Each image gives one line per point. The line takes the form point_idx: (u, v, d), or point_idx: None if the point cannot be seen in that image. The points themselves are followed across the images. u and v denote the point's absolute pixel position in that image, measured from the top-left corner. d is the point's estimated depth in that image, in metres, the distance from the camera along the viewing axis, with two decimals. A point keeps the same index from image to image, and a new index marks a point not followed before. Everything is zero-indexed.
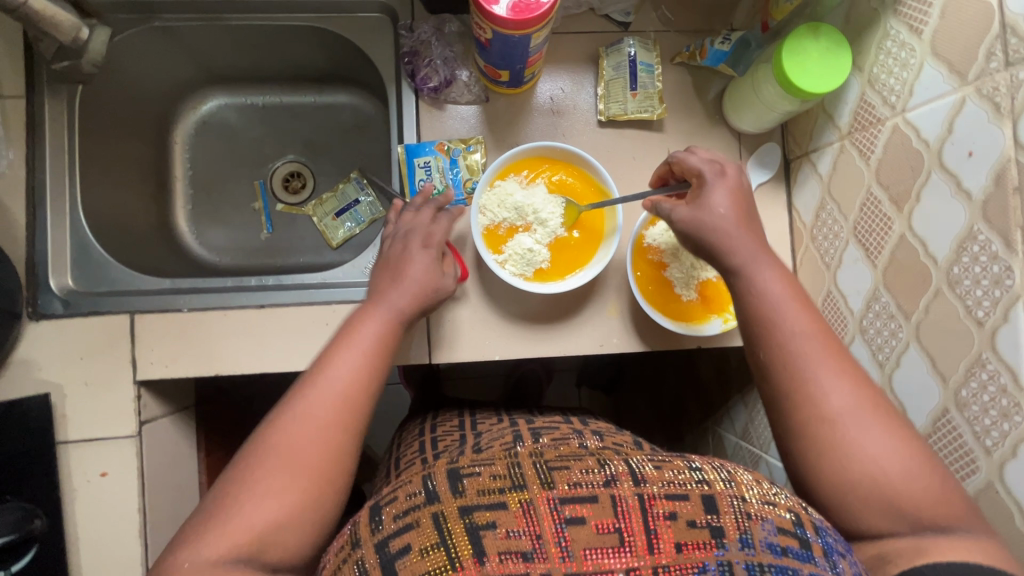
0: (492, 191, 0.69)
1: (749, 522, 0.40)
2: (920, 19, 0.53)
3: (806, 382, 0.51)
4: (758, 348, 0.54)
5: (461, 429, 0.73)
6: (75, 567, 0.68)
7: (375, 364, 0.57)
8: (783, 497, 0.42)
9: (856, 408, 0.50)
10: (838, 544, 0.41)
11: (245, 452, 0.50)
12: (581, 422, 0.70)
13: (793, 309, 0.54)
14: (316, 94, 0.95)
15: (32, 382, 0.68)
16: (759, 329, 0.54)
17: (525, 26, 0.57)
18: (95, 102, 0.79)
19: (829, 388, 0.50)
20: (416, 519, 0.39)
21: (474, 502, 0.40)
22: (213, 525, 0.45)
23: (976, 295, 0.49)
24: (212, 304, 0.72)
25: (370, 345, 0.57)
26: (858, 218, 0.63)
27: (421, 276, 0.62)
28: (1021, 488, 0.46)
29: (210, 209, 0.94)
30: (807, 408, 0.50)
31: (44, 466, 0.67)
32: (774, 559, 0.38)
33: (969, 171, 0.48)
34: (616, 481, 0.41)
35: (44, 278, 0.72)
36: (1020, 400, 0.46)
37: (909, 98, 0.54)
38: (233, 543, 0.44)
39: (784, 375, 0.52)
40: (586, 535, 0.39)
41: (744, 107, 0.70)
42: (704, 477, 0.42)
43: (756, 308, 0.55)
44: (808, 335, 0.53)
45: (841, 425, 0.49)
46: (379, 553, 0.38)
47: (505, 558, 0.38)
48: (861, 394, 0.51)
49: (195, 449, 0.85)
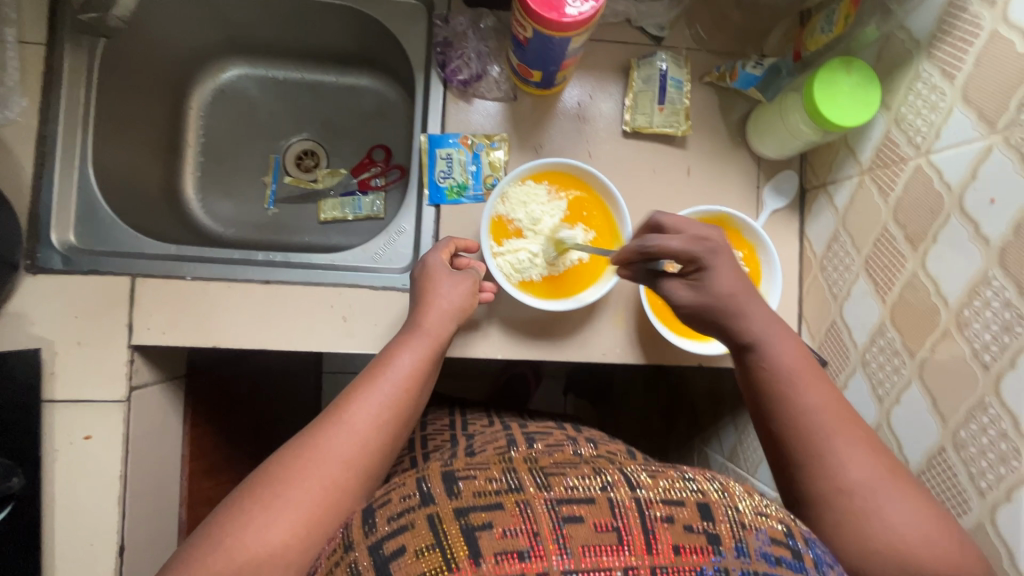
0: (521, 185, 0.69)
1: (743, 531, 0.39)
2: (954, 64, 0.54)
3: (824, 453, 0.49)
4: (772, 416, 0.53)
5: (451, 427, 0.75)
6: (50, 530, 0.66)
7: (409, 395, 0.55)
8: (773, 508, 0.41)
9: (878, 479, 0.48)
10: (827, 555, 0.41)
11: (264, 466, 0.48)
12: (574, 430, 0.70)
13: (810, 381, 0.53)
14: (339, 74, 0.94)
15: (23, 336, 0.66)
16: (769, 399, 0.53)
17: (566, 28, 0.57)
18: (114, 58, 0.78)
19: (847, 459, 0.49)
20: (411, 521, 0.39)
21: (469, 503, 0.39)
22: (212, 544, 0.42)
23: (984, 339, 0.50)
24: (218, 275, 0.71)
25: (407, 375, 0.56)
26: (871, 252, 0.63)
27: (454, 297, 0.63)
28: (1012, 532, 0.47)
29: (220, 179, 0.93)
30: (823, 480, 0.49)
31: (27, 424, 0.65)
32: (768, 568, 0.37)
33: (989, 218, 0.50)
34: (612, 486, 0.40)
35: (46, 232, 0.70)
36: (1020, 445, 0.46)
37: (935, 140, 0.55)
38: (230, 563, 0.41)
39: (797, 447, 0.51)
40: (584, 534, 0.37)
41: (768, 133, 0.71)
42: (698, 487, 0.42)
43: (770, 378, 0.54)
44: (823, 408, 0.51)
45: (860, 498, 0.47)
46: (373, 556, 0.38)
47: (503, 558, 0.36)
48: (883, 464, 0.49)
49: (182, 421, 0.83)
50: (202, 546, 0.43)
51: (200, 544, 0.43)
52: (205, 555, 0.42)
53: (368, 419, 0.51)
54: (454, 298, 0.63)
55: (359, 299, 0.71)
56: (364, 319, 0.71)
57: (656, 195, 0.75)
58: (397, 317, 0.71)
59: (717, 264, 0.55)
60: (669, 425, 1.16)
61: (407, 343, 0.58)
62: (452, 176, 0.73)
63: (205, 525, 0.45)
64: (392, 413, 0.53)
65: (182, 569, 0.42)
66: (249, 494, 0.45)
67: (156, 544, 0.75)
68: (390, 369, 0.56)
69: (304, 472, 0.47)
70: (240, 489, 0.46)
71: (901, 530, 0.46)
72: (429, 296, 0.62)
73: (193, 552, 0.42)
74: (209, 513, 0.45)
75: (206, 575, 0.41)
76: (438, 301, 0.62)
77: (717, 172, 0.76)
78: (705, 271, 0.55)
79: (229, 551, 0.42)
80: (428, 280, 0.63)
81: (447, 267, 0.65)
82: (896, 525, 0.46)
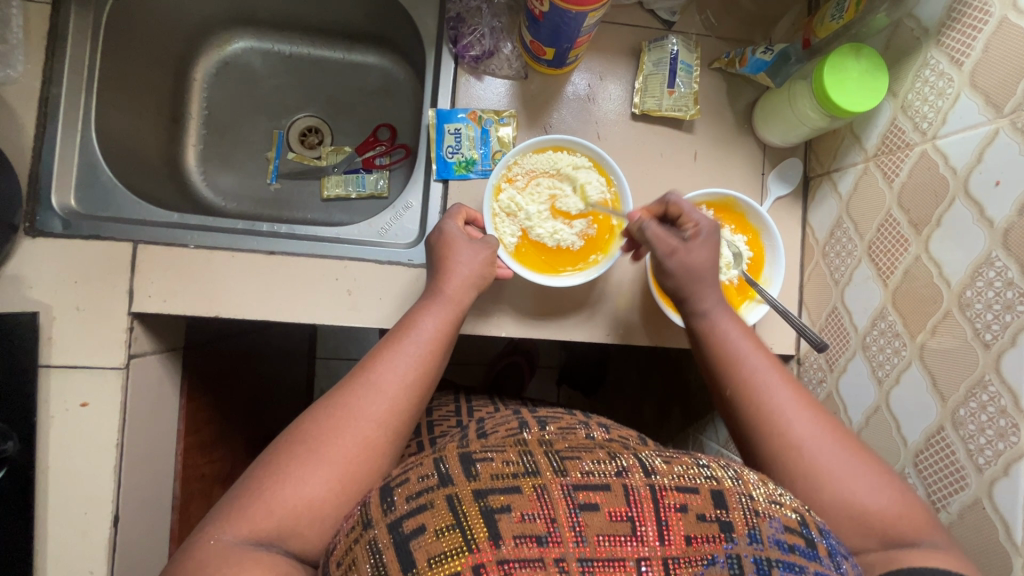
0: (538, 155, 0.70)
1: (757, 518, 0.39)
2: (962, 51, 0.55)
3: (771, 411, 0.54)
4: (725, 387, 0.58)
5: (457, 413, 0.74)
6: (43, 497, 0.65)
7: (429, 361, 0.57)
8: (788, 498, 0.42)
9: (822, 437, 0.52)
10: (841, 547, 0.41)
11: (298, 423, 0.50)
12: (583, 414, 0.69)
13: (753, 351, 0.59)
14: (346, 51, 0.94)
15: (20, 298, 0.65)
16: (723, 369, 0.59)
17: (582, 3, 0.57)
18: (119, 22, 0.76)
19: (793, 418, 0.54)
20: (430, 501, 0.38)
21: (487, 486, 0.39)
22: (250, 500, 0.45)
23: (986, 318, 0.51)
24: (221, 244, 0.70)
25: (428, 341, 0.58)
26: (874, 237, 0.64)
27: (479, 268, 0.63)
28: (1009, 506, 0.48)
29: (223, 153, 0.91)
30: (776, 439, 0.53)
31: (23, 388, 0.64)
32: (781, 555, 0.37)
33: (994, 200, 0.51)
34: (627, 472, 0.40)
35: (46, 194, 0.69)
36: (1018, 421, 0.48)
37: (942, 126, 0.56)
38: (267, 520, 0.44)
39: (747, 405, 0.56)
40: (599, 523, 0.37)
41: (776, 119, 0.72)
42: (712, 473, 0.42)
43: (719, 353, 0.60)
44: (767, 368, 0.57)
45: (808, 452, 0.51)
46: (392, 533, 0.37)
47: (521, 542, 0.36)
48: (827, 425, 0.54)
49: (179, 393, 0.82)
50: (242, 498, 0.45)
51: (240, 496, 0.46)
52: (246, 506, 0.44)
53: (396, 381, 0.54)
54: (471, 262, 0.63)
55: (364, 272, 0.70)
56: (369, 293, 0.71)
57: (663, 179, 0.75)
58: (401, 292, 0.71)
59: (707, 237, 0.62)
60: (663, 415, 1.15)
61: (429, 309, 0.60)
62: (460, 151, 0.73)
63: (244, 478, 0.47)
64: (417, 375, 0.55)
65: (224, 520, 0.44)
66: (286, 449, 0.48)
67: (151, 515, 0.74)
68: (413, 335, 0.58)
69: (337, 430, 0.49)
70: (276, 444, 0.49)
71: (846, 479, 0.50)
72: (462, 269, 0.62)
73: (234, 503, 0.45)
74: (246, 472, 0.48)
75: (249, 527, 0.44)
76: (456, 266, 0.62)
77: (722, 157, 0.76)
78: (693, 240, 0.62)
79: (269, 503, 0.45)
80: (447, 246, 0.64)
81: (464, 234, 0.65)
82: (844, 473, 0.50)
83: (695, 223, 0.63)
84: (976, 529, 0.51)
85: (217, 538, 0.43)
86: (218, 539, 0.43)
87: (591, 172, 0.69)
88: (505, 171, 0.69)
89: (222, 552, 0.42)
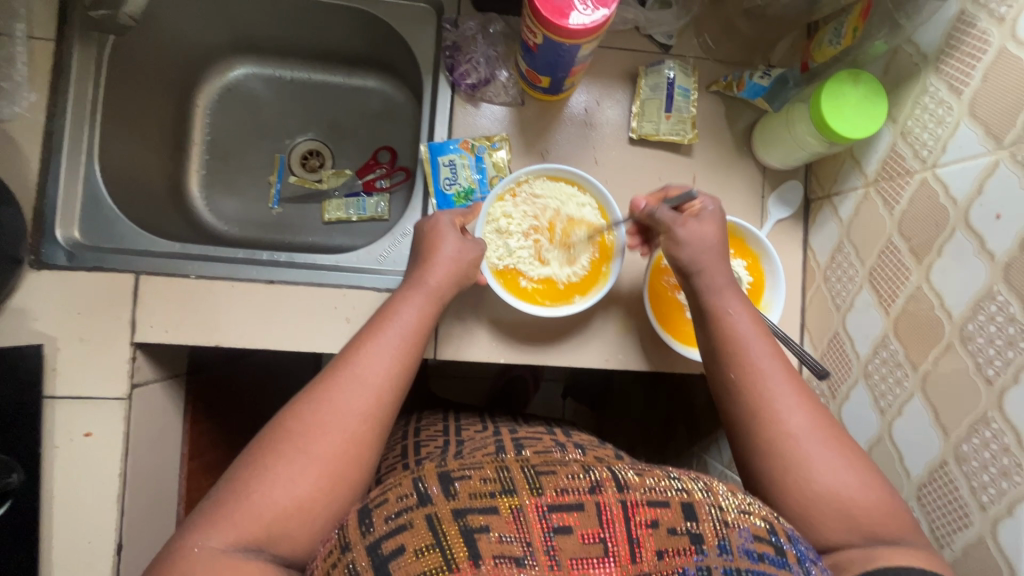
0: (548, 182, 0.70)
1: (726, 529, 0.39)
2: (962, 79, 0.54)
3: (772, 403, 0.52)
4: (726, 367, 0.55)
5: (446, 433, 0.69)
6: (48, 527, 0.66)
7: (409, 347, 0.55)
8: (757, 506, 0.42)
9: (816, 432, 0.51)
10: (810, 551, 0.42)
11: (279, 420, 0.49)
12: (564, 436, 0.69)
13: (758, 335, 0.56)
14: (345, 75, 0.95)
15: (25, 331, 0.66)
16: (729, 352, 0.55)
17: (576, 36, 0.58)
18: (122, 54, 0.78)
19: (791, 410, 0.52)
20: (410, 520, 0.39)
21: (466, 505, 0.39)
22: (230, 507, 0.44)
23: (988, 353, 0.50)
24: (221, 274, 0.71)
25: (406, 328, 0.56)
26: (875, 264, 0.64)
27: None
28: (1013, 547, 0.47)
29: (225, 177, 0.92)
30: (772, 427, 0.51)
31: (28, 420, 0.65)
32: (750, 565, 0.38)
33: (994, 233, 0.50)
34: (601, 487, 0.40)
35: (51, 227, 0.70)
36: (1021, 460, 0.47)
37: (942, 154, 0.56)
38: (251, 527, 0.44)
39: (747, 393, 0.53)
40: (572, 545, 0.38)
41: (775, 143, 0.71)
42: (682, 485, 0.41)
43: (726, 334, 0.56)
44: (772, 354, 0.55)
45: (803, 446, 0.50)
46: (372, 555, 0.38)
47: (500, 562, 0.36)
48: (824, 421, 0.52)
49: (182, 419, 0.83)
50: (227, 501, 0.45)
51: (226, 500, 0.45)
52: (229, 512, 0.44)
53: (380, 372, 0.53)
54: (459, 256, 0.61)
55: (363, 301, 0.71)
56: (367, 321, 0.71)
57: None
58: None
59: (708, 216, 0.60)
60: (668, 431, 1.15)
61: (409, 298, 0.58)
62: (457, 181, 0.73)
63: (228, 479, 0.47)
64: (401, 366, 0.54)
65: (206, 526, 0.44)
66: (271, 449, 0.47)
67: (154, 542, 0.74)
68: (394, 323, 0.56)
69: (317, 424, 0.48)
70: (259, 442, 0.48)
71: (835, 471, 0.49)
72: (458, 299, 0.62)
73: (219, 507, 0.45)
74: (225, 474, 0.47)
75: (234, 531, 0.43)
76: (445, 257, 0.61)
77: (721, 181, 0.76)
78: (703, 213, 0.60)
79: (256, 506, 0.44)
80: (436, 234, 0.62)
81: (457, 228, 0.64)
82: (832, 465, 0.50)
83: (700, 203, 0.61)
84: (979, 567, 0.50)
85: (201, 545, 0.43)
86: (202, 546, 0.43)
87: (591, 212, 0.69)
88: (512, 185, 0.69)
89: (213, 560, 0.42)
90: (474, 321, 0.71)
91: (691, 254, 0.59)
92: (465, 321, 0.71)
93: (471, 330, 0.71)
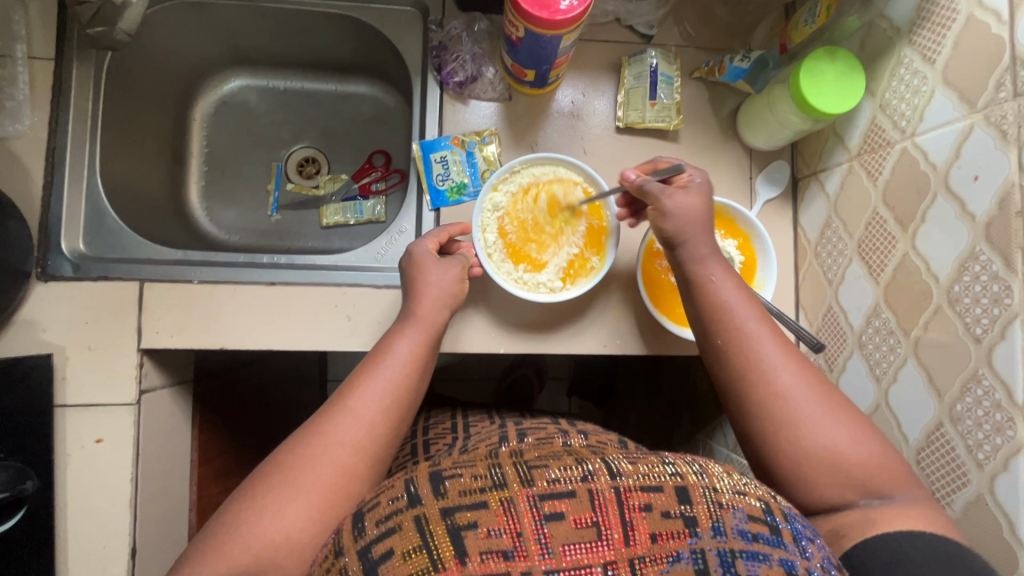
0: (533, 170, 0.71)
1: (721, 510, 0.39)
2: (934, 49, 0.56)
3: (757, 363, 0.53)
4: (713, 337, 0.56)
5: (454, 431, 0.70)
6: (61, 532, 0.67)
7: (399, 386, 0.56)
8: (752, 486, 0.42)
9: (806, 395, 0.52)
10: (807, 529, 0.40)
11: (275, 457, 0.51)
12: (567, 425, 0.69)
13: (743, 302, 0.56)
14: (338, 83, 0.97)
15: (34, 342, 0.68)
16: (713, 320, 0.56)
17: (557, 26, 0.59)
18: (119, 70, 0.80)
19: (780, 368, 0.53)
20: (398, 523, 0.38)
21: (455, 502, 0.38)
22: (217, 543, 0.45)
23: (974, 313, 0.51)
24: (223, 278, 0.72)
25: (398, 366, 0.57)
26: (863, 236, 0.65)
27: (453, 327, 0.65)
28: (1010, 501, 0.48)
29: (223, 189, 0.94)
30: (760, 388, 0.52)
31: (39, 429, 0.66)
32: (744, 545, 0.37)
33: (974, 195, 0.51)
34: (593, 476, 0.40)
35: (56, 240, 0.72)
36: (1014, 415, 0.48)
37: (920, 123, 0.57)
38: (235, 562, 0.44)
39: (735, 351, 0.54)
40: (565, 531, 0.37)
41: (759, 125, 0.72)
42: (676, 470, 0.41)
43: (709, 300, 0.57)
44: (756, 320, 0.55)
45: (791, 401, 0.51)
46: (362, 560, 0.37)
47: (487, 557, 0.36)
48: (814, 383, 0.53)
49: (191, 425, 0.84)
50: (221, 534, 0.46)
51: (218, 532, 0.46)
52: (223, 541, 0.45)
53: (373, 406, 0.54)
54: (444, 283, 0.64)
55: (363, 298, 0.72)
56: (368, 318, 0.72)
57: None
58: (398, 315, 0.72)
59: (698, 188, 0.61)
60: (671, 422, 1.14)
61: (403, 332, 0.60)
62: (450, 177, 0.75)
63: (222, 514, 0.47)
64: (394, 402, 0.55)
65: (200, 560, 0.45)
66: (264, 482, 0.48)
67: (167, 546, 0.75)
68: (388, 358, 0.58)
69: (309, 460, 0.49)
70: (256, 476, 0.49)
71: (827, 430, 0.50)
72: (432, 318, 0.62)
73: (212, 541, 0.45)
74: (221, 509, 0.48)
75: (225, 564, 0.44)
76: (429, 284, 0.63)
77: (710, 164, 0.77)
78: (691, 185, 0.61)
79: (246, 537, 0.45)
80: (417, 269, 0.64)
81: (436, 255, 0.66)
82: (821, 426, 0.50)
83: (688, 176, 0.62)
84: (980, 525, 0.51)
85: None
86: None
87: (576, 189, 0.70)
88: (500, 181, 0.70)
89: None
90: (472, 314, 0.72)
91: (678, 225, 0.59)
92: (464, 315, 0.72)
93: (469, 324, 0.72)
